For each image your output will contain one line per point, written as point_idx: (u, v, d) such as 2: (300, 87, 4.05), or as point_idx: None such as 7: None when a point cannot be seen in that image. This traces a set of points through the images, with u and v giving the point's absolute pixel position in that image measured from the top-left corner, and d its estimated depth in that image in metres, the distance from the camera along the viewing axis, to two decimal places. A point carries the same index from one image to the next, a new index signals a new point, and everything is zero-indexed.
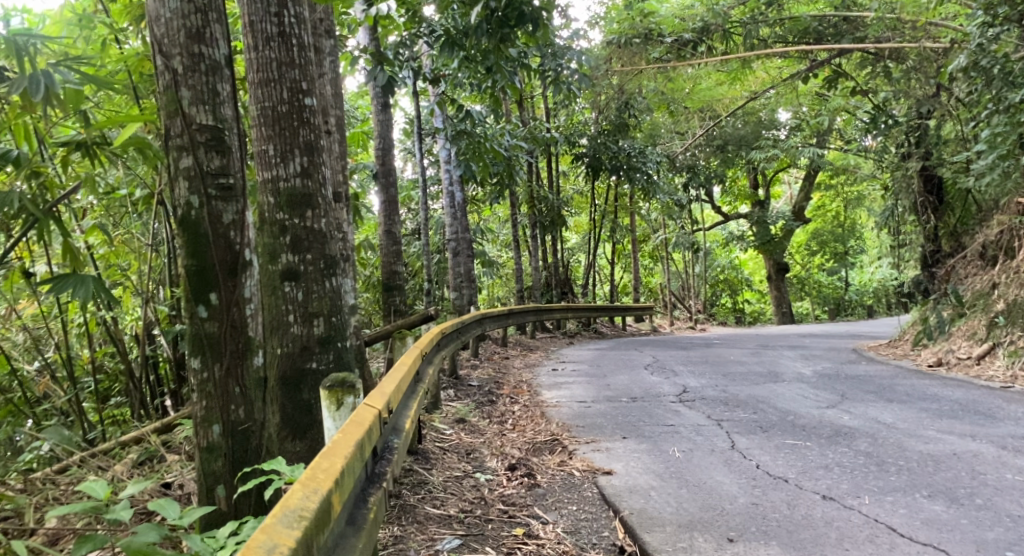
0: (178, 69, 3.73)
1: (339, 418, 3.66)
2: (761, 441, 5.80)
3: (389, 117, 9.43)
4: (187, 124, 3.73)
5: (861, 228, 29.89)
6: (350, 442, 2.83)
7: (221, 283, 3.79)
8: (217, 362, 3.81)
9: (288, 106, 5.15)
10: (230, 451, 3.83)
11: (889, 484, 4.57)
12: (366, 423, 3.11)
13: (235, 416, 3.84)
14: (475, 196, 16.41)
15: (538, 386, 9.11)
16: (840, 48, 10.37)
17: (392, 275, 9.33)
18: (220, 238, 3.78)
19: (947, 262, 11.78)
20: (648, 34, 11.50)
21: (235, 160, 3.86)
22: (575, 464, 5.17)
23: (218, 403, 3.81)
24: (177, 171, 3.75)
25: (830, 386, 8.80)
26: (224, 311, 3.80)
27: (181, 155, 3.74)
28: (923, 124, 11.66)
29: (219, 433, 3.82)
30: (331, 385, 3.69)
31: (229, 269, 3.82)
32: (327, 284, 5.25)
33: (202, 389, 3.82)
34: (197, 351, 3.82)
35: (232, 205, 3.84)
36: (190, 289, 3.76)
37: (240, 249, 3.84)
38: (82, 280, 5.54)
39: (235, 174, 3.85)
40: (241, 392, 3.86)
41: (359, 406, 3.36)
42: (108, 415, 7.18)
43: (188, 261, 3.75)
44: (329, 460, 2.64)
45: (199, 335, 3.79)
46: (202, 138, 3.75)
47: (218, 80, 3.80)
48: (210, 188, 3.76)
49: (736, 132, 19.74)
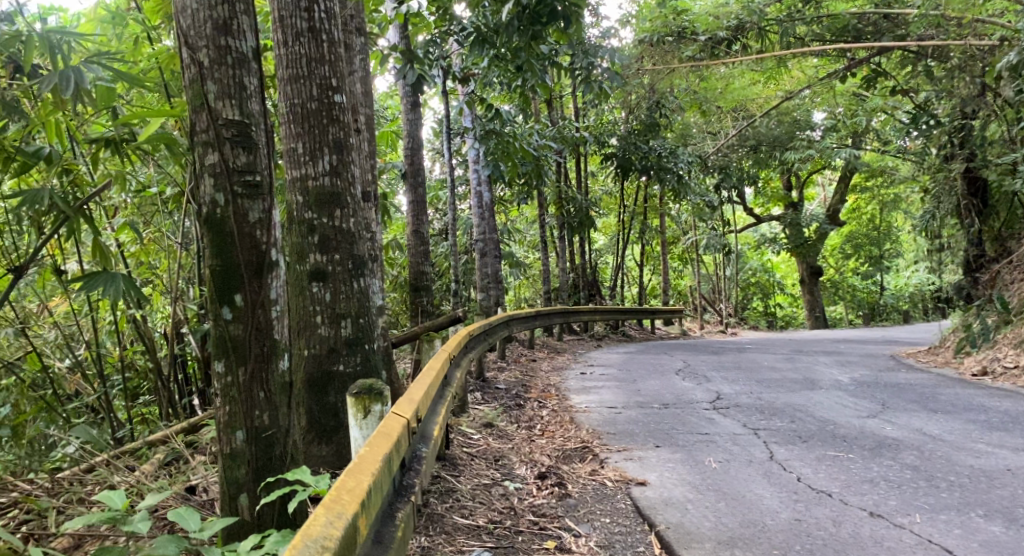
0: (204, 62, 3.64)
1: (366, 426, 3.55)
2: (800, 452, 5.58)
3: (418, 116, 9.34)
4: (213, 119, 3.64)
5: (898, 231, 29.23)
6: (377, 458, 2.70)
7: (247, 284, 3.69)
8: (242, 366, 3.71)
9: (317, 103, 5.05)
10: (254, 458, 3.74)
11: (941, 502, 4.35)
12: (394, 435, 2.98)
13: (260, 422, 3.74)
14: (503, 197, 16.29)
15: (566, 389, 8.95)
16: (880, 46, 10.10)
17: (419, 275, 9.22)
18: (246, 238, 3.68)
19: (991, 267, 11.40)
20: (681, 32, 11.34)
21: (262, 156, 3.75)
22: (607, 474, 5.01)
23: (242, 408, 3.72)
24: (202, 167, 3.66)
25: (870, 394, 8.52)
26: (249, 312, 3.70)
27: (207, 150, 3.65)
28: (967, 124, 11.28)
29: (242, 439, 3.73)
30: (358, 392, 3.58)
31: (255, 270, 3.71)
32: (355, 284, 5.14)
33: (227, 394, 3.73)
34: (221, 354, 3.73)
35: (259, 203, 3.73)
36: (215, 289, 3.66)
37: (266, 249, 3.74)
38: (112, 277, 5.48)
39: (261, 172, 3.75)
40: (265, 397, 3.75)
41: (387, 415, 3.24)
42: (136, 414, 7.17)
43: (213, 260, 3.66)
44: (353, 480, 2.51)
45: (223, 337, 3.69)
46: (228, 133, 3.65)
47: (245, 74, 3.70)
48: (235, 185, 3.66)
49: (769, 133, 19.39)
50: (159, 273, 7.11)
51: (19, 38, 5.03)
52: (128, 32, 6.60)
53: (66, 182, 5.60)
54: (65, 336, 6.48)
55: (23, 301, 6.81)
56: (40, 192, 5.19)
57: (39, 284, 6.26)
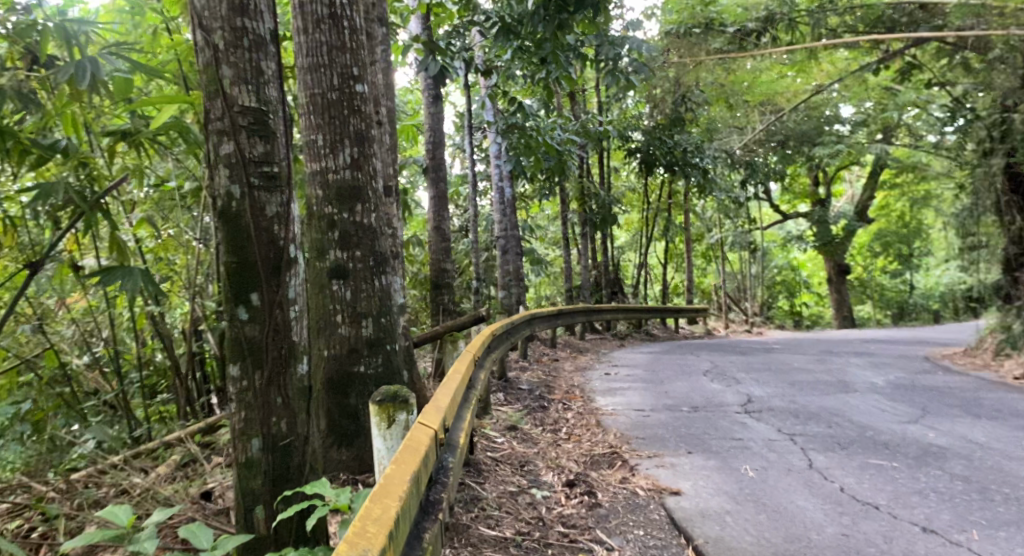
0: (219, 44, 3.46)
1: (390, 436, 3.36)
2: (841, 460, 5.30)
3: (440, 109, 9.15)
4: (229, 105, 3.46)
5: (928, 229, 28.60)
6: (404, 480, 2.49)
7: (264, 281, 3.51)
8: (258, 370, 3.53)
9: (338, 92, 4.86)
10: (271, 468, 3.56)
11: (999, 517, 4.08)
12: (421, 450, 2.78)
13: (277, 430, 3.56)
14: (525, 194, 16.06)
15: (591, 391, 8.72)
16: (917, 37, 9.75)
17: (441, 272, 9.02)
18: (262, 232, 3.50)
19: None
20: (709, 23, 11.08)
21: (279, 146, 3.58)
22: (638, 482, 4.78)
23: (259, 414, 3.54)
24: (217, 158, 3.49)
25: (908, 398, 8.19)
26: (266, 312, 3.52)
27: (222, 139, 3.47)
28: (1008, 117, 10.87)
29: (259, 448, 3.55)
30: (382, 399, 3.39)
31: (272, 267, 3.53)
32: (377, 283, 4.97)
33: (242, 399, 3.56)
34: (236, 357, 3.55)
35: (276, 196, 3.55)
36: (230, 288, 3.49)
37: (285, 245, 3.55)
38: (129, 272, 5.31)
39: (280, 163, 3.57)
40: (283, 403, 3.57)
41: (413, 426, 3.04)
42: (154, 413, 7.05)
43: (228, 257, 3.48)
44: (380, 507, 2.31)
45: (238, 339, 3.52)
46: (244, 121, 3.48)
47: (263, 57, 3.52)
48: (252, 176, 3.49)
49: (797, 128, 19.00)
50: (178, 269, 6.98)
51: (35, 29, 4.88)
52: (149, 24, 6.45)
53: (84, 178, 5.43)
54: (84, 333, 6.36)
55: (41, 297, 6.69)
56: (55, 187, 5.04)
57: (57, 280, 6.13)
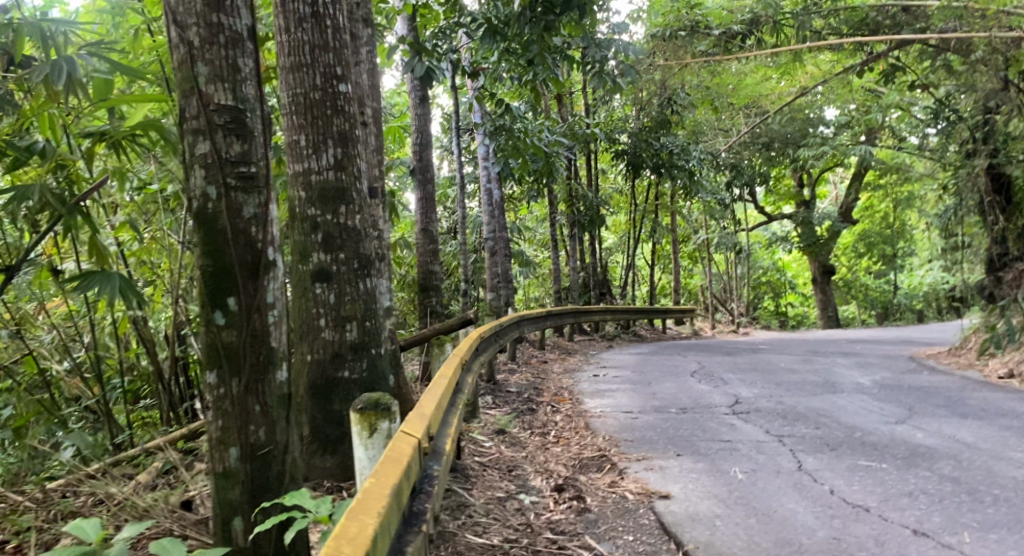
0: (195, 40, 3.39)
1: (372, 445, 3.30)
2: (830, 461, 5.28)
3: (427, 110, 9.07)
4: (204, 104, 3.39)
5: (912, 230, 28.81)
6: (384, 493, 2.43)
7: (242, 285, 3.44)
8: (235, 377, 3.46)
9: (320, 92, 4.79)
10: (249, 478, 3.49)
11: (989, 519, 4.07)
12: (403, 460, 2.71)
13: (255, 439, 3.49)
14: (512, 195, 16.00)
15: (580, 393, 8.67)
16: (900, 39, 9.80)
17: (428, 275, 8.94)
18: (240, 235, 3.43)
19: (1015, 266, 11.04)
20: (694, 26, 11.00)
21: (257, 145, 3.50)
22: (627, 486, 4.74)
23: (237, 423, 3.47)
24: (193, 158, 3.41)
25: (895, 398, 8.20)
26: (243, 317, 3.44)
27: (197, 139, 3.40)
28: (990, 119, 10.92)
29: (236, 458, 3.48)
30: (363, 407, 3.34)
31: (250, 270, 3.46)
32: (361, 286, 4.89)
33: (219, 407, 3.48)
34: (213, 364, 3.48)
35: (254, 197, 3.48)
36: (207, 292, 3.41)
37: (263, 247, 3.48)
38: (108, 278, 5.18)
39: (257, 162, 3.50)
40: (261, 410, 3.50)
41: (396, 435, 2.98)
42: (136, 419, 6.92)
43: (204, 260, 3.40)
44: (358, 521, 2.24)
45: (215, 345, 3.45)
46: (221, 120, 3.40)
47: (240, 54, 3.45)
48: (228, 176, 3.41)
49: (781, 130, 19.09)
50: (161, 273, 6.86)
51: (10, 28, 4.76)
52: (130, 23, 6.33)
53: (61, 179, 5.36)
54: (63, 338, 6.23)
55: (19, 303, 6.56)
56: (31, 187, 4.92)
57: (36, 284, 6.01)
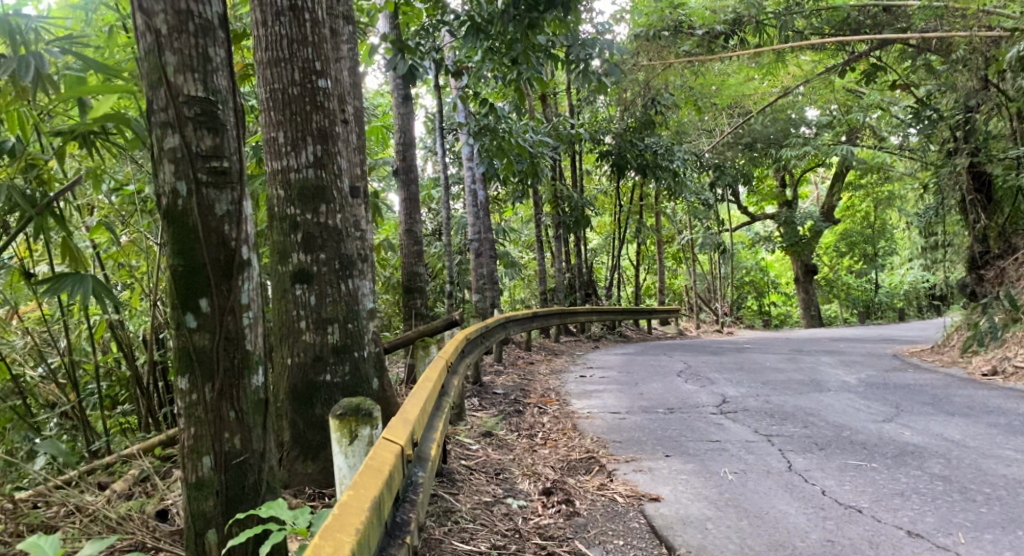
0: (162, 28, 3.27)
1: (352, 453, 3.23)
2: (820, 461, 5.22)
3: (410, 109, 8.94)
4: (173, 96, 3.27)
5: (893, 229, 29.01)
6: (363, 508, 2.31)
7: (214, 286, 3.33)
8: (208, 383, 3.35)
9: (299, 88, 4.67)
10: (223, 488, 3.39)
11: (982, 518, 4.02)
12: (385, 469, 2.60)
13: (230, 448, 3.39)
14: (497, 196, 15.91)
15: (567, 394, 8.57)
16: (882, 39, 9.80)
17: (413, 276, 8.81)
18: (212, 233, 3.32)
19: (997, 264, 11.07)
20: (678, 26, 10.92)
21: (230, 139, 3.39)
22: (616, 488, 4.66)
23: (210, 430, 3.37)
24: (161, 152, 3.29)
25: (881, 396, 8.18)
26: (216, 319, 3.34)
27: (166, 132, 3.28)
28: (972, 118, 10.96)
29: (210, 467, 3.38)
30: (343, 413, 3.25)
31: (223, 270, 3.35)
32: (343, 287, 4.77)
33: (192, 413, 3.38)
34: (185, 369, 3.37)
35: (227, 194, 3.37)
36: (178, 294, 3.31)
37: (236, 246, 3.37)
38: (79, 278, 4.94)
39: (230, 157, 3.39)
40: (236, 417, 3.40)
41: (378, 442, 2.87)
42: (114, 425, 6.73)
43: (175, 260, 3.30)
44: (335, 539, 2.12)
45: (186, 348, 3.34)
46: (191, 112, 3.28)
47: (210, 44, 3.33)
48: (200, 171, 3.30)
49: (764, 131, 19.13)
50: (139, 275, 6.69)
51: None
52: (104, 20, 6.14)
53: (31, 179, 5.19)
54: (37, 342, 6.04)
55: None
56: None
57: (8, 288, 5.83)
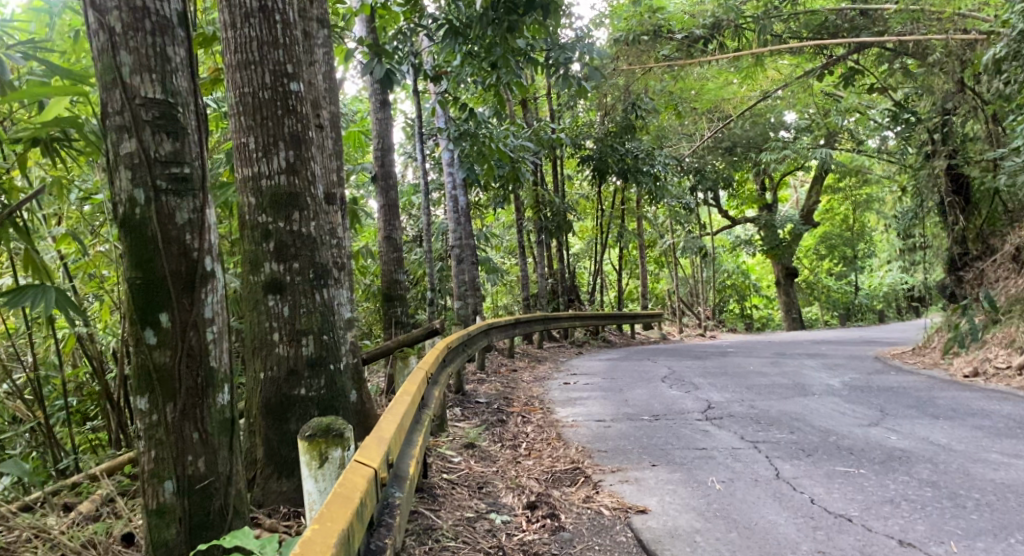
0: (116, 26, 3.20)
1: (323, 477, 3.11)
2: (808, 468, 5.14)
3: (388, 114, 8.80)
4: (129, 98, 3.21)
5: (872, 232, 29.22)
6: (329, 542, 2.17)
7: (175, 300, 3.30)
8: (170, 403, 3.34)
9: (270, 91, 4.53)
10: (187, 514, 3.40)
11: (973, 526, 3.96)
12: (355, 496, 2.47)
13: (193, 471, 3.40)
14: (478, 202, 15.79)
15: (550, 402, 8.45)
16: (859, 42, 9.82)
17: (393, 283, 8.66)
18: (172, 242, 3.29)
19: (977, 265, 11.10)
20: (656, 31, 10.82)
21: (190, 144, 3.34)
22: (602, 500, 4.55)
23: (172, 453, 3.37)
24: (117, 157, 3.25)
25: (866, 400, 8.14)
26: (178, 335, 3.31)
27: (122, 137, 3.23)
28: (948, 120, 11.00)
29: (172, 492, 3.39)
30: (313, 435, 3.14)
31: (184, 282, 3.32)
32: (317, 297, 4.63)
33: (152, 436, 3.38)
34: (145, 389, 3.36)
35: (188, 201, 3.33)
36: (136, 309, 3.28)
37: (198, 257, 3.34)
38: (42, 290, 4.71)
39: (191, 163, 3.35)
40: (200, 439, 3.41)
41: (350, 466, 2.74)
42: (84, 442, 6.50)
43: (133, 272, 3.26)
44: None
45: (146, 366, 3.32)
46: (148, 116, 3.23)
47: (169, 43, 3.28)
48: (158, 178, 3.26)
49: (744, 135, 19.16)
50: (109, 287, 6.47)
51: None
52: (69, 24, 5.94)
53: None
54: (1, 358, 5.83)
55: None
56: None
57: None
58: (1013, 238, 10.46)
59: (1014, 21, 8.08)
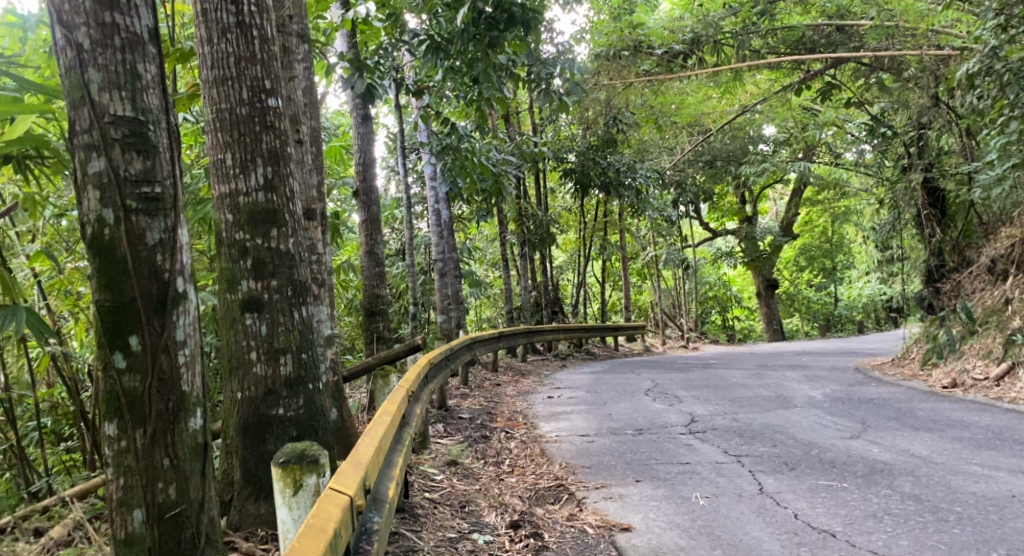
0: (85, 43, 3.15)
1: (297, 504, 3.07)
2: (791, 482, 5.13)
3: (369, 129, 8.76)
4: (98, 116, 3.15)
5: (850, 244, 29.50)
6: None
7: (145, 322, 3.24)
8: (140, 428, 3.28)
9: (247, 108, 4.48)
10: (157, 543, 3.34)
11: (956, 540, 3.96)
12: (329, 526, 2.40)
13: (164, 499, 3.33)
14: (461, 215, 15.77)
15: (534, 417, 8.40)
16: (836, 58, 9.94)
17: (375, 298, 8.60)
18: (142, 263, 3.23)
19: (953, 277, 11.22)
20: (637, 46, 10.84)
21: (162, 162, 3.30)
22: (586, 518, 4.51)
23: (142, 480, 3.31)
24: (85, 177, 3.19)
25: (848, 412, 8.17)
26: (148, 358, 3.25)
27: (91, 156, 3.17)
28: (923, 134, 11.14)
29: (141, 521, 3.33)
30: (286, 461, 3.10)
31: (155, 304, 3.26)
32: (296, 315, 4.57)
33: (121, 463, 3.32)
34: (114, 414, 3.29)
35: (159, 221, 3.28)
36: (106, 332, 3.21)
37: (170, 278, 3.29)
38: (12, 311, 4.57)
39: (162, 182, 3.30)
40: (171, 465, 3.34)
41: (326, 494, 2.67)
42: (58, 463, 6.35)
43: (102, 294, 3.20)
44: None
45: (115, 391, 3.26)
46: (118, 134, 3.18)
47: (139, 60, 3.23)
48: (129, 197, 3.20)
49: (724, 148, 19.31)
50: (84, 305, 6.35)
51: None
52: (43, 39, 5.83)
53: None
54: None
55: None
56: None
57: None
58: (989, 250, 10.58)
59: (987, 36, 8.20)
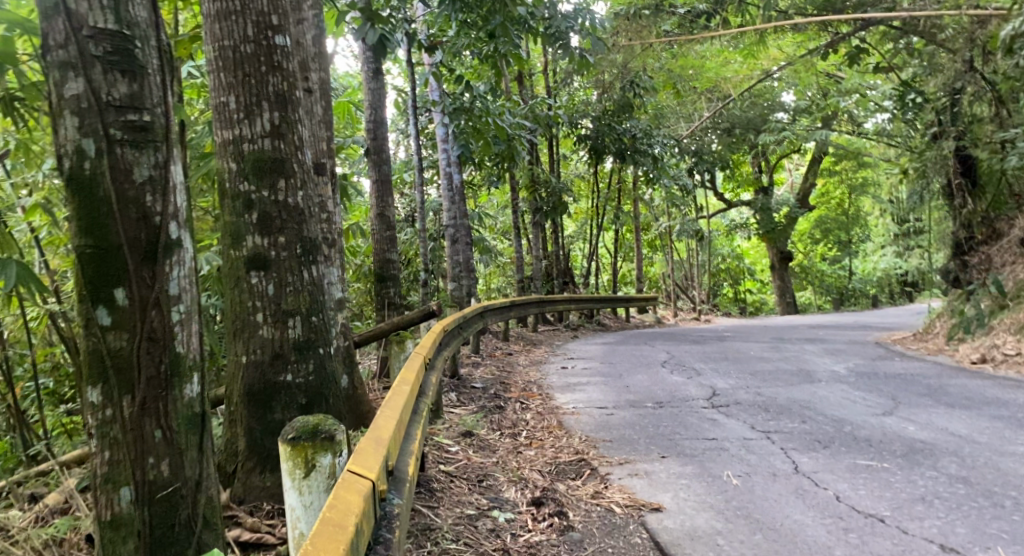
0: None
1: (308, 488, 2.79)
2: (828, 461, 4.84)
3: (381, 85, 8.33)
4: (75, 29, 2.84)
5: (867, 216, 28.94)
6: None
7: (133, 273, 2.95)
8: (128, 395, 3.01)
9: (253, 46, 4.15)
10: (147, 526, 3.08)
11: (1018, 529, 3.65)
12: (348, 524, 2.09)
13: (155, 476, 3.07)
14: (472, 180, 15.36)
15: (549, 388, 8.12)
16: (867, 20, 9.41)
17: (385, 263, 8.27)
18: (129, 204, 2.93)
19: (982, 250, 10.77)
20: (658, 5, 10.41)
21: (151, 87, 2.98)
22: (612, 496, 4.24)
23: (131, 455, 3.04)
24: (62, 101, 2.87)
25: (875, 387, 7.84)
26: (137, 312, 2.97)
27: (68, 77, 2.85)
28: (957, 101, 10.60)
29: (130, 501, 3.07)
30: (297, 438, 2.80)
31: (144, 252, 2.96)
32: (305, 274, 4.28)
33: (107, 433, 3.05)
34: (98, 378, 3.01)
35: (147, 156, 2.98)
36: (88, 283, 2.93)
37: (161, 222, 2.99)
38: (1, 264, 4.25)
39: (151, 110, 2.98)
40: (162, 438, 3.07)
41: (346, 480, 2.37)
42: (57, 426, 6.11)
43: (84, 239, 2.91)
44: None
45: (99, 351, 2.97)
46: (99, 50, 2.86)
47: None
48: (112, 126, 2.90)
49: (742, 115, 18.78)
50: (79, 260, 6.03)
51: None
52: None
53: None
54: None
55: None
56: None
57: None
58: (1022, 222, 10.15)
59: None
